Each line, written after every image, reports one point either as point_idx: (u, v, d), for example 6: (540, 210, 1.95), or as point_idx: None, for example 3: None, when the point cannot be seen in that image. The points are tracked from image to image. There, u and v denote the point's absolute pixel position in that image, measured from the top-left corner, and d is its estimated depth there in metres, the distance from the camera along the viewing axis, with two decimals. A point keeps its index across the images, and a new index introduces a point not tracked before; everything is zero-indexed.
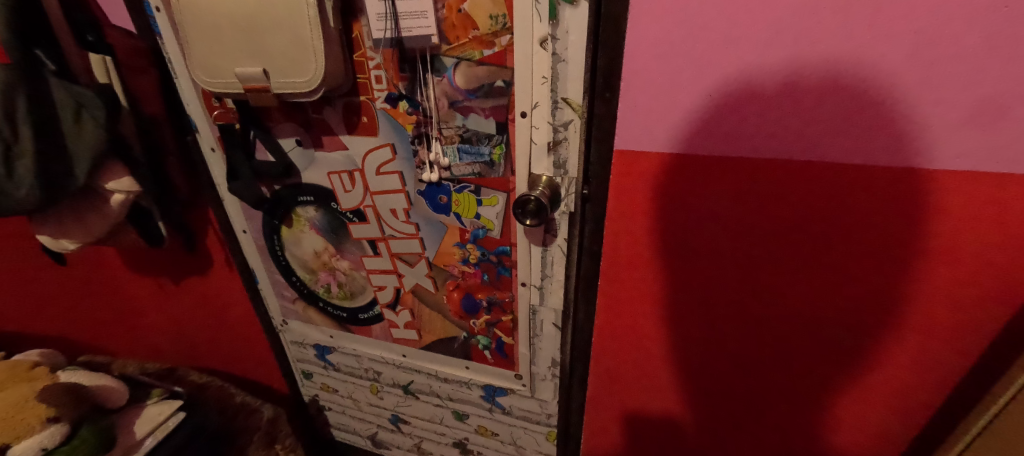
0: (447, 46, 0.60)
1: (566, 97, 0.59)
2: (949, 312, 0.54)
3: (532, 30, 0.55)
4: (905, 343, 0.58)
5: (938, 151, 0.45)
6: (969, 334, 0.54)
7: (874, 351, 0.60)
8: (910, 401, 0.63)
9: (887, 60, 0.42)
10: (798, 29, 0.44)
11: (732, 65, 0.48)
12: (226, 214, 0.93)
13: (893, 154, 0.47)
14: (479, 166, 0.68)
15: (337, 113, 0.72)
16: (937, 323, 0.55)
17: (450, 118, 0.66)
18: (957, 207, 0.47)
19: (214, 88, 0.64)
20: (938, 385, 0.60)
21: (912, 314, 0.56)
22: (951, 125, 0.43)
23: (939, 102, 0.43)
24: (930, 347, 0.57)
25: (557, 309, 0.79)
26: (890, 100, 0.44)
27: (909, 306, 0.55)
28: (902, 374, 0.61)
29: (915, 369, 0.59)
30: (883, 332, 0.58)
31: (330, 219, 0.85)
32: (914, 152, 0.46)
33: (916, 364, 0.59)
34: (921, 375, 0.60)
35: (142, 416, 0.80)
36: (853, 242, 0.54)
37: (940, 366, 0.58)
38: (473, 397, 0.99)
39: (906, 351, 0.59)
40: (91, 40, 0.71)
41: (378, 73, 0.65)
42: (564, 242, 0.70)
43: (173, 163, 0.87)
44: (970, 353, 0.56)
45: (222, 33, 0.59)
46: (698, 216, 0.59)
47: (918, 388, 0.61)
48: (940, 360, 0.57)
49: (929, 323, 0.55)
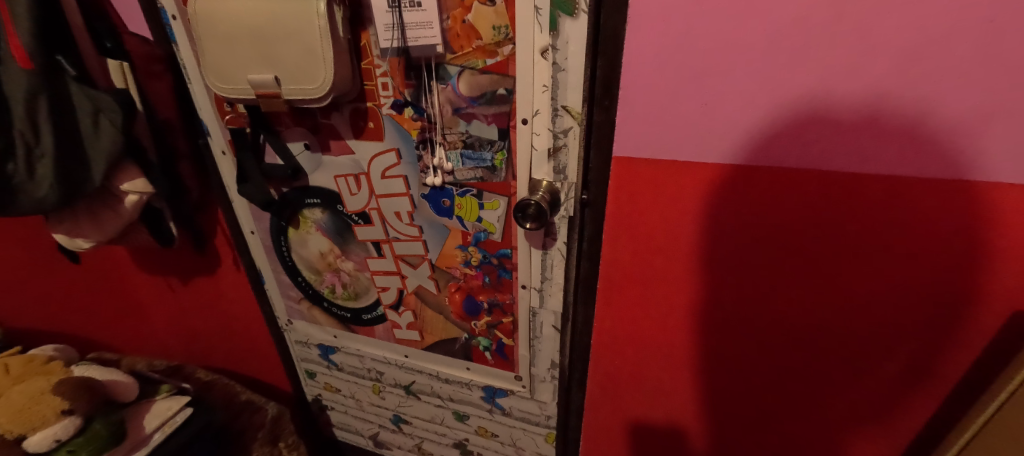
0: (452, 55, 0.62)
1: (566, 105, 0.61)
2: (940, 312, 0.56)
3: (533, 41, 0.57)
4: (898, 344, 0.60)
5: (926, 158, 0.47)
6: (961, 334, 0.56)
7: (867, 352, 0.62)
8: (905, 401, 0.64)
9: (877, 72, 0.44)
10: (790, 44, 0.46)
11: (728, 75, 0.50)
12: (234, 216, 0.95)
13: (883, 160, 0.49)
14: (481, 171, 0.70)
15: (345, 118, 0.74)
16: (927, 323, 0.57)
17: (454, 124, 0.68)
18: (946, 212, 0.49)
19: (226, 94, 0.66)
20: (933, 387, 0.61)
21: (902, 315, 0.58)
22: (938, 133, 0.46)
23: (928, 112, 0.45)
24: (921, 347, 0.59)
25: (556, 312, 0.81)
26: (879, 110, 0.46)
27: (900, 307, 0.57)
28: (897, 374, 0.62)
29: (908, 369, 0.61)
30: (874, 332, 0.61)
31: (335, 221, 0.87)
32: (900, 160, 0.48)
33: (910, 365, 0.61)
34: (915, 376, 0.61)
35: (151, 411, 0.82)
36: (843, 244, 0.56)
37: (934, 367, 0.60)
38: (473, 398, 1.01)
39: (900, 352, 0.61)
40: (109, 47, 0.75)
41: (385, 80, 0.67)
42: (564, 245, 0.72)
43: (185, 166, 0.89)
44: (963, 354, 0.58)
45: (237, 42, 0.62)
46: (693, 219, 0.61)
47: (914, 389, 0.62)
48: (934, 360, 0.59)
49: (920, 324, 0.58)
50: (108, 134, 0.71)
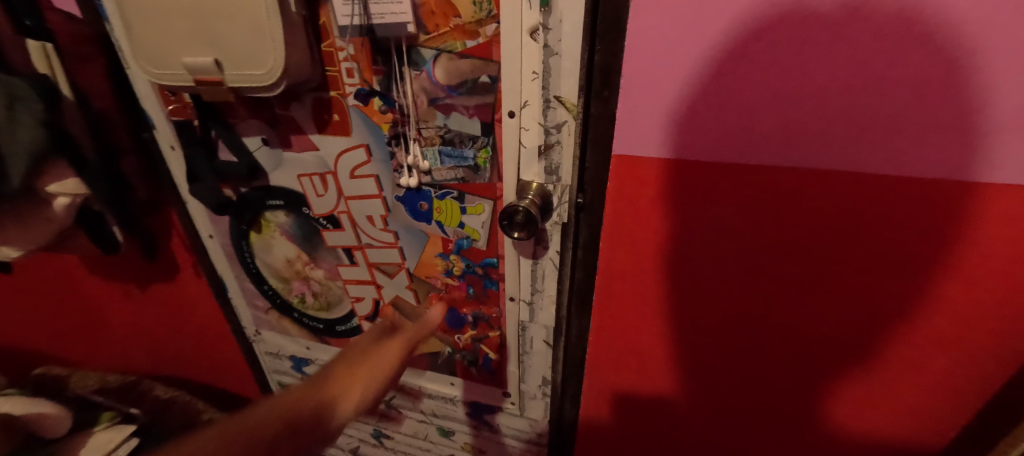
0: (425, 35, 0.53)
1: (558, 96, 0.52)
2: (965, 321, 0.52)
3: (521, 19, 0.48)
4: (919, 348, 0.57)
5: (977, 160, 0.41)
6: (982, 342, 0.53)
7: (885, 356, 0.59)
8: (922, 402, 0.62)
9: (931, 57, 0.37)
10: (820, 24, 0.38)
11: (747, 63, 0.42)
12: (190, 218, 0.85)
13: (924, 160, 0.42)
14: (463, 170, 0.62)
15: (305, 109, 0.64)
16: (951, 330, 0.53)
17: (430, 116, 0.59)
18: (987, 220, 0.44)
19: (162, 81, 0.56)
20: (944, 389, 0.59)
21: (921, 322, 0.54)
22: (989, 132, 0.39)
23: (987, 107, 0.38)
24: (944, 353, 0.55)
25: (547, 326, 0.73)
26: (929, 103, 0.39)
27: (919, 314, 0.53)
28: (916, 378, 0.59)
29: (927, 372, 0.58)
30: (894, 338, 0.57)
31: (301, 225, 0.78)
32: (939, 162, 0.42)
33: (926, 370, 0.58)
34: (933, 379, 0.58)
35: (89, 442, 0.73)
36: (868, 250, 0.50)
37: (956, 370, 0.57)
38: (458, 413, 0.93)
39: (914, 357, 0.57)
40: (30, 25, 0.63)
41: (349, 66, 0.58)
42: (556, 255, 0.64)
43: (130, 164, 0.78)
44: (985, 361, 0.54)
45: (169, 18, 0.51)
46: (703, 223, 0.55)
47: (931, 390, 0.60)
48: (957, 364, 0.56)
49: (944, 330, 0.54)
50: (28, 128, 0.60)
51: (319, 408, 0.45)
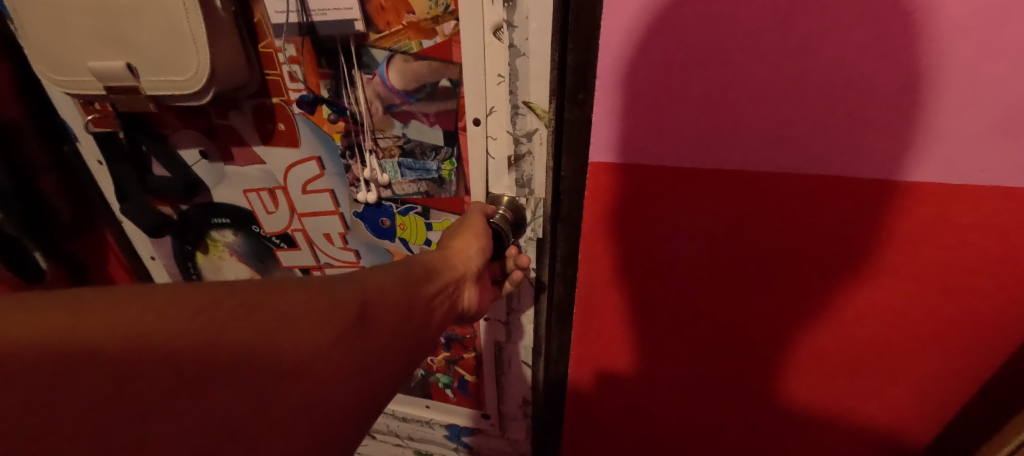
0: (376, 34, 0.47)
1: (528, 101, 0.46)
2: (954, 342, 0.49)
3: (483, 15, 0.42)
4: (911, 370, 0.52)
5: (966, 166, 0.38)
6: (973, 367, 0.50)
7: (877, 379, 0.55)
8: (913, 428, 0.57)
9: (913, 58, 0.35)
10: (805, 23, 0.36)
11: (728, 64, 0.39)
12: (128, 240, 0.77)
13: (910, 168, 0.40)
14: (426, 183, 0.56)
15: (246, 118, 0.57)
16: (942, 348, 0.50)
17: (387, 125, 0.53)
18: (974, 232, 0.42)
19: (68, 89, 0.48)
20: (937, 416, 0.55)
21: (913, 344, 0.51)
22: (979, 135, 0.37)
23: (973, 111, 0.36)
24: (936, 374, 0.52)
25: (526, 346, 0.68)
26: (915, 104, 0.37)
27: (910, 335, 0.50)
28: (906, 400, 0.55)
29: (917, 395, 0.54)
30: (887, 359, 0.53)
31: (252, 245, 0.71)
32: (930, 168, 0.39)
33: (919, 394, 0.54)
34: (924, 400, 0.54)
35: None
36: (859, 266, 0.47)
37: (948, 393, 0.53)
38: (436, 436, 0.88)
39: (906, 381, 0.54)
40: None
41: (292, 69, 0.51)
42: (533, 273, 0.59)
43: (50, 181, 0.69)
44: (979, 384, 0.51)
45: (67, 15, 0.44)
46: (685, 238, 0.51)
47: (922, 414, 0.56)
48: (948, 387, 0.52)
49: (936, 349, 0.50)
50: None
51: (447, 272, 0.42)
